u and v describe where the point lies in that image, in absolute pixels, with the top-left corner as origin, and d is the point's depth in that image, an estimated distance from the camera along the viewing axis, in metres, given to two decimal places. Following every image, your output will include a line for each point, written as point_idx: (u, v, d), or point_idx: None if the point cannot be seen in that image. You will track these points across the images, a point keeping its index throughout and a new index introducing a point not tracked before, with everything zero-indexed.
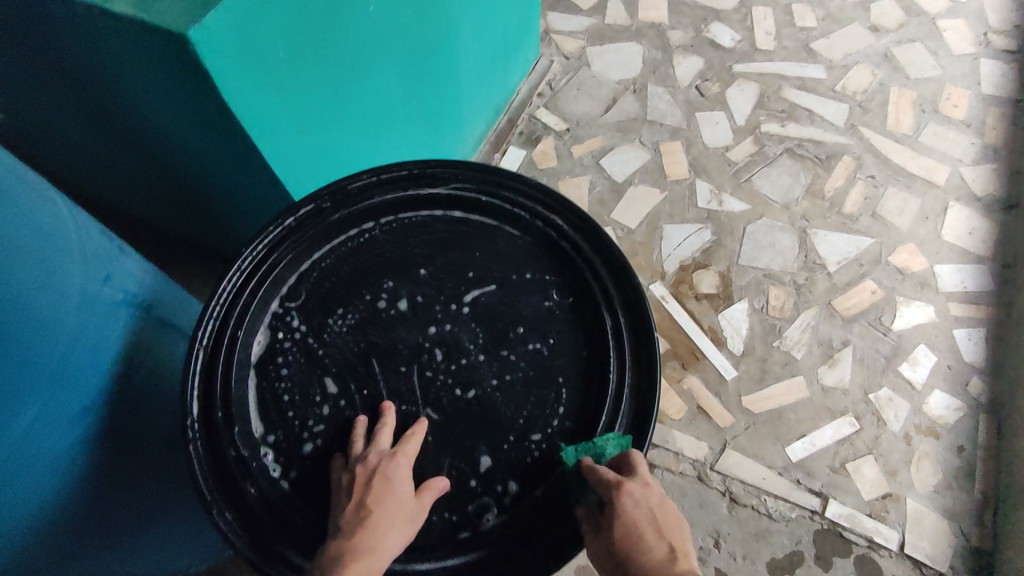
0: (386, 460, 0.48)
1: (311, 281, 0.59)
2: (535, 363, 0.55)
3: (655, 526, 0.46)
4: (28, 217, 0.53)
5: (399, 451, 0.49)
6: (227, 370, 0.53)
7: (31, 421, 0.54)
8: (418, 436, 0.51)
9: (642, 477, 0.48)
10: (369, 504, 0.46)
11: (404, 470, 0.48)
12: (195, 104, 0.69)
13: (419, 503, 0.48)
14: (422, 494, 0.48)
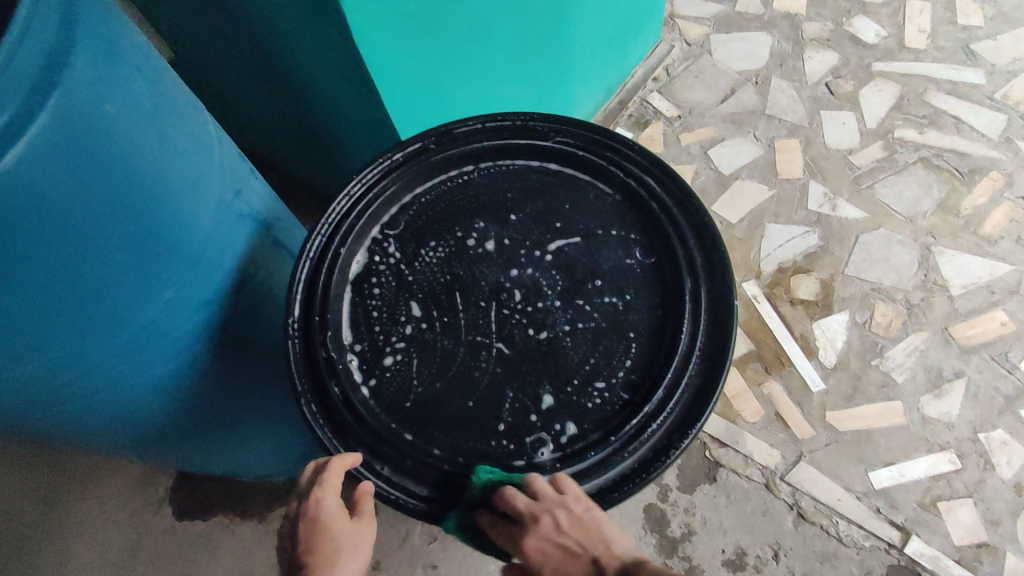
0: (306, 500, 0.50)
1: (410, 214, 0.63)
2: (608, 315, 0.57)
3: (569, 550, 0.48)
4: (185, 127, 0.62)
5: (318, 486, 0.49)
6: (328, 281, 0.58)
7: (168, 300, 0.63)
8: (339, 463, 0.50)
9: (529, 517, 0.48)
10: (304, 556, 0.48)
11: (328, 503, 0.49)
12: (330, 50, 0.75)
13: (357, 522, 0.50)
14: (357, 517, 0.50)
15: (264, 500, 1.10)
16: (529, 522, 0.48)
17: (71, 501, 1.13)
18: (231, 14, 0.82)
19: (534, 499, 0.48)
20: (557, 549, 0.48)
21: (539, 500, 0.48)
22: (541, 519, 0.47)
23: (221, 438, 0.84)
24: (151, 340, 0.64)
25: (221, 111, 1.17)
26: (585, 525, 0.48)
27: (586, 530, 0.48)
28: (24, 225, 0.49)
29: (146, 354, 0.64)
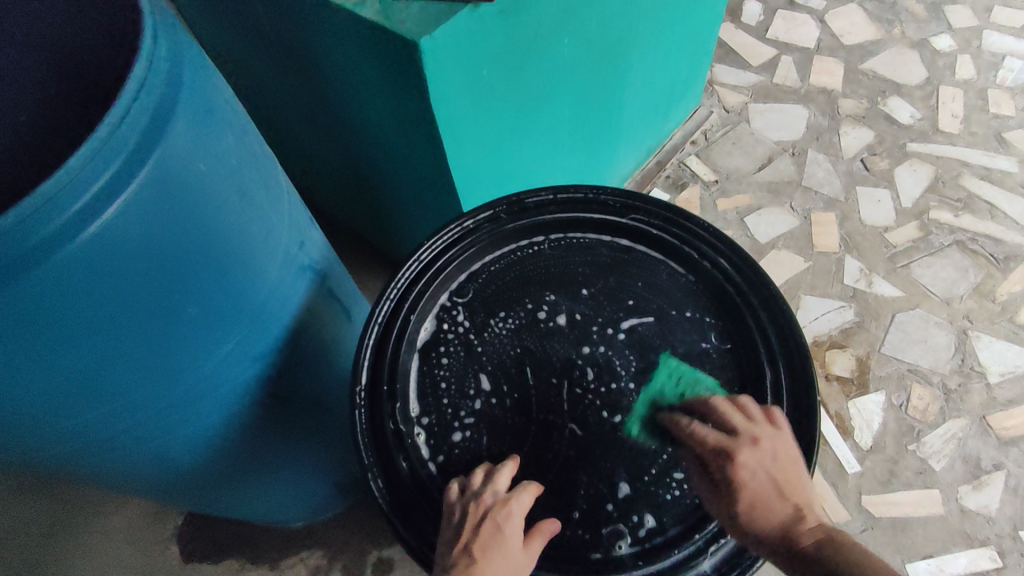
0: (499, 504, 0.49)
1: (479, 282, 0.63)
2: None
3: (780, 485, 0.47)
4: (263, 181, 0.64)
5: (512, 498, 0.49)
6: (398, 349, 0.58)
7: (229, 352, 0.65)
8: (533, 490, 0.50)
9: (750, 434, 0.48)
10: (475, 551, 0.46)
11: (516, 520, 0.48)
12: (403, 107, 0.77)
13: (527, 553, 0.47)
14: (527, 551, 0.48)
15: (275, 545, 1.07)
16: (748, 439, 0.48)
17: (74, 532, 1.09)
18: (307, 65, 0.85)
19: (750, 420, 0.50)
20: (766, 473, 0.47)
21: (756, 423, 0.50)
22: (760, 439, 0.48)
23: (251, 478, 0.83)
24: (202, 390, 0.65)
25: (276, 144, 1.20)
26: (796, 467, 0.48)
27: (796, 472, 0.48)
28: (106, 281, 0.50)
29: (196, 402, 0.65)
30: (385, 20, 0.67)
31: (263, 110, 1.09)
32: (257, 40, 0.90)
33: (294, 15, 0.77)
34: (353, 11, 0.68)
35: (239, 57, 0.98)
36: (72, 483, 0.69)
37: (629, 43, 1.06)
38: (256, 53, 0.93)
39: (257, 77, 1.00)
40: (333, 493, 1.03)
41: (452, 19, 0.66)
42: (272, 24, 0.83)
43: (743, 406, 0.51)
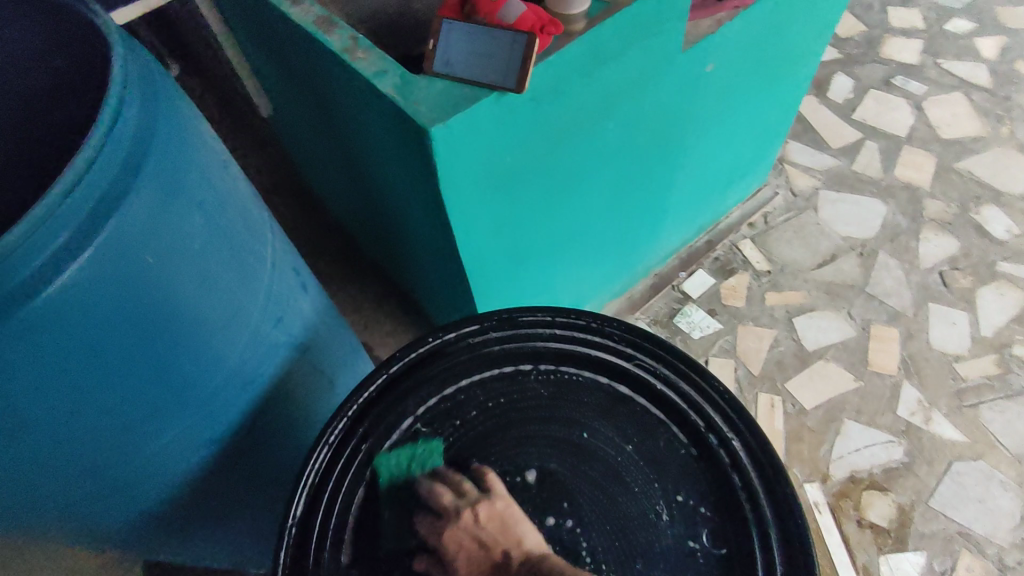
0: None
1: (450, 409, 0.55)
2: None
3: (484, 544, 0.48)
4: (235, 261, 0.60)
5: None
6: (341, 481, 0.52)
7: (170, 439, 0.61)
8: None
9: (454, 510, 0.49)
10: None
11: None
12: (415, 180, 0.72)
13: None
14: None
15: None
16: (453, 515, 0.49)
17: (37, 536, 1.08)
18: (336, 117, 0.82)
19: (459, 496, 0.50)
20: (474, 543, 0.48)
21: (465, 496, 0.50)
22: (461, 513, 0.49)
23: (199, 546, 0.79)
24: (141, 471, 0.61)
25: (315, 172, 1.19)
26: (506, 515, 0.49)
27: (509, 521, 0.49)
28: (23, 372, 0.46)
29: (133, 481, 0.61)
30: (400, 96, 0.61)
31: (304, 138, 1.08)
32: (297, 79, 0.88)
33: (324, 69, 0.74)
34: (371, 81, 0.63)
35: (284, 90, 0.97)
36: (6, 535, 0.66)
37: (687, 123, 0.97)
38: (298, 91, 0.91)
39: (299, 111, 0.99)
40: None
41: (470, 106, 0.60)
42: (308, 70, 0.80)
43: (453, 481, 0.51)
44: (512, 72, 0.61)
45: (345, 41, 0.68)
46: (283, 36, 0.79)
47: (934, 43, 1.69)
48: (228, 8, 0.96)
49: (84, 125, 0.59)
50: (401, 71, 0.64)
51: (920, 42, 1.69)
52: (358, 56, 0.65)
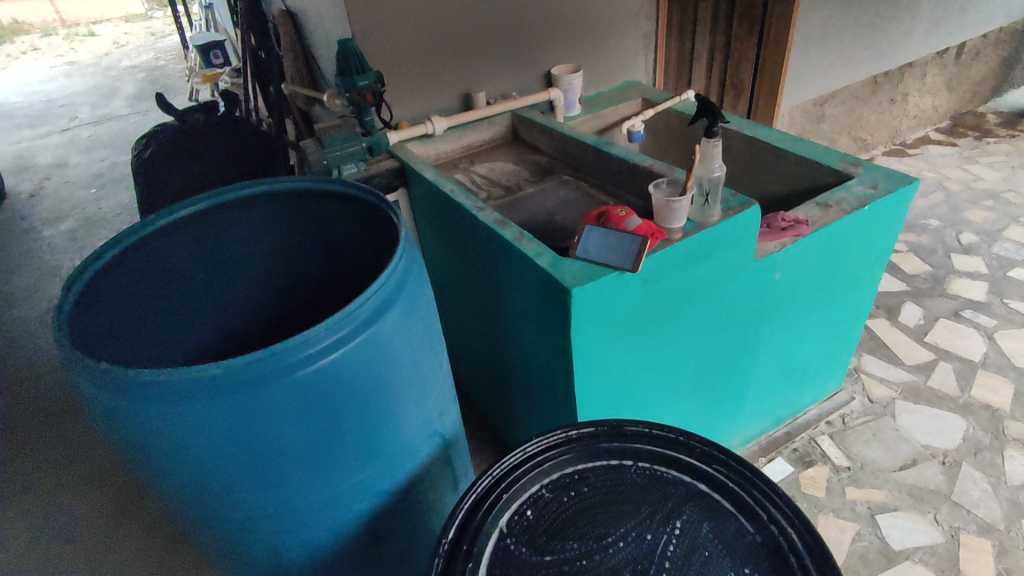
0: None
1: (566, 482, 0.74)
2: None
3: None
4: (430, 358, 0.86)
5: None
6: (484, 520, 0.70)
7: (358, 481, 0.82)
8: None
9: None
10: None
11: None
12: (549, 331, 0.99)
13: None
14: None
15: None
16: None
17: None
18: (493, 287, 1.15)
19: None
20: None
21: None
22: None
23: None
24: (331, 502, 0.81)
25: (455, 334, 1.52)
26: None
27: None
28: (309, 401, 0.71)
29: (323, 510, 0.81)
30: (552, 269, 0.92)
31: (455, 306, 1.43)
32: (467, 262, 1.24)
33: (493, 254, 1.08)
34: (532, 259, 0.95)
35: (451, 269, 1.35)
36: (196, 543, 0.88)
37: (761, 321, 1.21)
38: (464, 270, 1.27)
39: (460, 285, 1.35)
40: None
41: (600, 279, 0.89)
42: (479, 256, 1.16)
43: None
44: (629, 258, 0.90)
45: (515, 234, 1.02)
46: (467, 232, 1.17)
47: (999, 285, 1.88)
48: (423, 215, 1.40)
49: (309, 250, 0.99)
50: (553, 254, 0.95)
51: (985, 283, 1.89)
52: (524, 243, 0.99)
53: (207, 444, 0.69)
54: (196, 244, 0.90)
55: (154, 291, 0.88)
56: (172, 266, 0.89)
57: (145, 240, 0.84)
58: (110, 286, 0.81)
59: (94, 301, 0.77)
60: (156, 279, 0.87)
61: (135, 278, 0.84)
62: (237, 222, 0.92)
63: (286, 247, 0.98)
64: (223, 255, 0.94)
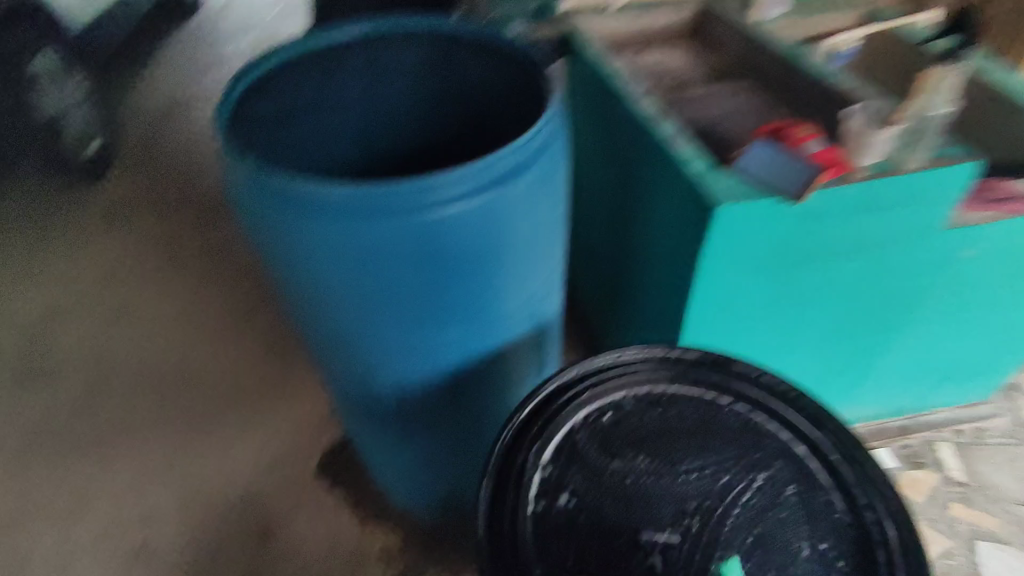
0: None
1: (654, 400, 0.71)
2: None
3: None
4: (547, 240, 0.84)
5: None
6: (561, 411, 0.70)
7: (452, 338, 0.84)
8: None
9: None
10: None
11: None
12: (678, 245, 0.92)
13: None
14: None
15: (389, 513, 1.29)
16: None
17: (269, 393, 1.48)
18: (630, 187, 1.07)
19: None
20: None
21: None
22: None
23: (407, 436, 1.02)
24: (424, 350, 0.85)
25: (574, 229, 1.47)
26: None
27: None
28: (422, 249, 0.71)
29: (415, 355, 0.85)
30: (702, 179, 0.82)
31: (583, 200, 1.36)
32: (609, 155, 1.15)
33: (640, 151, 0.99)
34: (683, 163, 0.85)
35: (591, 161, 1.28)
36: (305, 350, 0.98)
37: (923, 299, 1.04)
38: (605, 162, 1.19)
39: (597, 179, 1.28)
40: (454, 493, 1.19)
41: (754, 201, 0.79)
42: (625, 150, 1.07)
43: None
44: (797, 186, 0.79)
45: (671, 132, 0.92)
46: (617, 121, 1.07)
47: None
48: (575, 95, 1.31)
49: (453, 104, 0.96)
50: (708, 163, 0.85)
51: None
52: (679, 144, 0.89)
53: (326, 262, 0.73)
54: (350, 73, 0.91)
55: (304, 111, 0.90)
56: (325, 89, 0.91)
57: (305, 57, 0.86)
58: (268, 95, 0.84)
59: (255, 101, 0.82)
60: (313, 98, 0.90)
61: (291, 93, 0.87)
62: (394, 56, 0.91)
63: (432, 96, 0.96)
64: (376, 88, 0.94)
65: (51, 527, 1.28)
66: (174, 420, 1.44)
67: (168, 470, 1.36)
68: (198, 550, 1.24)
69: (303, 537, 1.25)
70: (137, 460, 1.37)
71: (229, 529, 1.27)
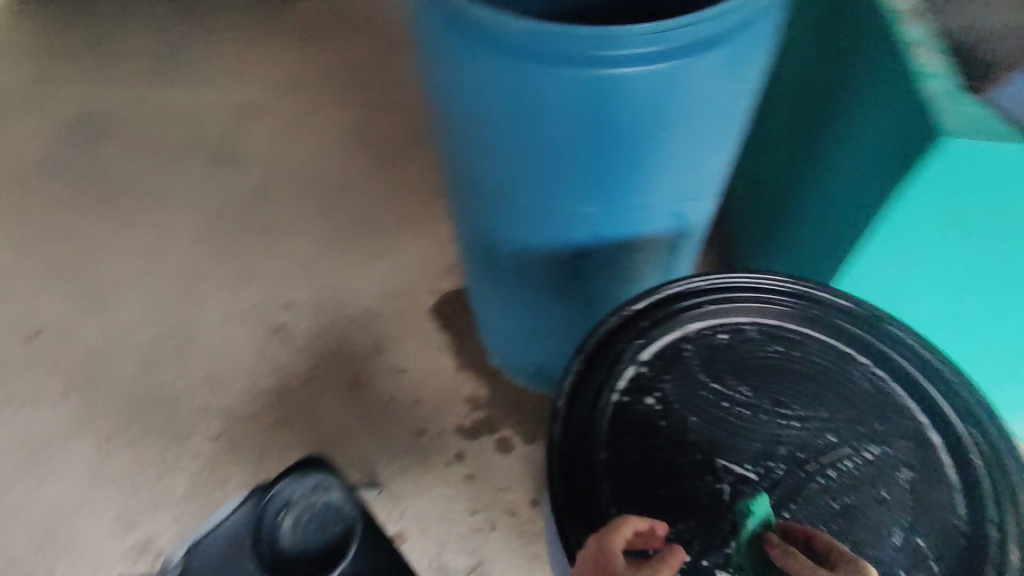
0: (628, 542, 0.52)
1: (778, 335, 0.65)
2: None
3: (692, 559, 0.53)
4: (716, 133, 0.76)
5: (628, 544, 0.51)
6: (674, 316, 0.66)
7: (587, 214, 0.82)
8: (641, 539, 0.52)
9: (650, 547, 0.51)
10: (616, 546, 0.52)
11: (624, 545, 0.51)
12: (871, 178, 0.78)
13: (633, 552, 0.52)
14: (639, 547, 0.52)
15: (486, 365, 1.38)
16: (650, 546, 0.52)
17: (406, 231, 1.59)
18: (830, 100, 0.91)
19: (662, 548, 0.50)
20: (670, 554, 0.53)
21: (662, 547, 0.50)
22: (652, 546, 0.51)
23: (518, 300, 1.05)
24: (556, 219, 0.83)
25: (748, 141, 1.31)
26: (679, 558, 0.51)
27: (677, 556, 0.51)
28: (581, 109, 0.67)
29: (546, 223, 0.84)
30: (935, 102, 0.67)
31: (766, 109, 1.20)
32: (814, 57, 0.97)
33: (858, 57, 0.82)
34: (917, 78, 0.70)
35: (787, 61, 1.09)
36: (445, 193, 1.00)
37: None
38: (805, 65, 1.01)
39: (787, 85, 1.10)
40: (547, 366, 1.24)
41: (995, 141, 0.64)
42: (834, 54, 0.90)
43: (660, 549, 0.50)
44: None
45: (917, 36, 0.74)
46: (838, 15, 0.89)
47: None
48: None
49: None
50: (952, 85, 0.69)
51: None
52: (919, 53, 0.72)
53: (483, 103, 0.71)
54: None
55: None
56: None
57: None
58: None
59: None
60: None
61: None
62: None
63: None
64: None
65: (220, 286, 1.52)
66: (326, 230, 1.60)
67: (315, 270, 1.54)
68: (324, 342, 1.42)
69: (407, 362, 1.39)
70: (292, 254, 1.56)
71: (351, 334, 1.43)
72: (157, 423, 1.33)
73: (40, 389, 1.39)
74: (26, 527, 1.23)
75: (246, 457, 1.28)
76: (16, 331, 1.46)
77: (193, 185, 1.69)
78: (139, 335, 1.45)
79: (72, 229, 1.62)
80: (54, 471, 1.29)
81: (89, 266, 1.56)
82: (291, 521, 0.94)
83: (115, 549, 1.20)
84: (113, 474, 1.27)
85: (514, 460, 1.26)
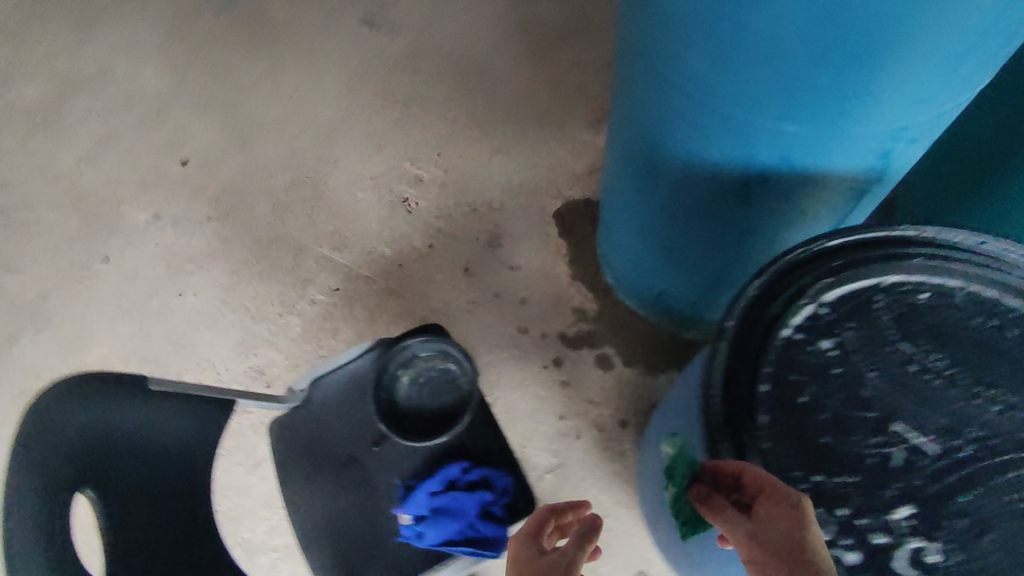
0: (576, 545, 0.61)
1: (986, 309, 0.58)
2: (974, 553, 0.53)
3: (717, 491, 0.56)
4: (975, 60, 0.63)
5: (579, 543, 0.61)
6: (871, 261, 0.59)
7: (781, 132, 0.73)
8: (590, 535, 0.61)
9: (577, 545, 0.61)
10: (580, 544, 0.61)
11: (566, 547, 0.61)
12: None
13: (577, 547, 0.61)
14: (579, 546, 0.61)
15: (600, 280, 1.35)
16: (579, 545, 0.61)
17: (543, 128, 1.53)
18: None
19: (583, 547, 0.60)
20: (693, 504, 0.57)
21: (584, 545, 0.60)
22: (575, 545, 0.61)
23: (664, 217, 0.99)
24: (743, 133, 0.75)
25: None
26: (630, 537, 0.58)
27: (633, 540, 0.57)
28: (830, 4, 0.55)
29: (729, 135, 0.76)
30: None
31: None
32: None
33: None
34: None
35: None
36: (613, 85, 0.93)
37: None
38: None
39: None
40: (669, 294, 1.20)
41: None
42: None
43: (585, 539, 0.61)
44: None
45: None
46: None
47: None
48: None
49: None
50: None
51: None
52: None
53: None
54: None
55: None
56: None
57: None
58: None
59: None
60: None
61: None
62: None
63: None
64: None
65: (354, 148, 1.55)
66: (462, 112, 1.57)
67: (447, 149, 1.52)
68: (445, 223, 1.43)
69: (522, 259, 1.38)
70: (427, 130, 1.55)
71: (471, 221, 1.43)
72: (284, 264, 1.42)
73: (187, 211, 1.50)
74: (165, 329, 1.37)
75: (358, 314, 1.35)
76: (173, 153, 1.57)
77: (341, 42, 1.69)
78: (276, 180, 1.52)
79: (228, 66, 1.68)
80: (192, 286, 1.41)
81: (239, 105, 1.62)
82: (408, 378, 0.88)
83: (236, 367, 1.32)
84: (242, 301, 1.38)
85: (611, 378, 1.25)
